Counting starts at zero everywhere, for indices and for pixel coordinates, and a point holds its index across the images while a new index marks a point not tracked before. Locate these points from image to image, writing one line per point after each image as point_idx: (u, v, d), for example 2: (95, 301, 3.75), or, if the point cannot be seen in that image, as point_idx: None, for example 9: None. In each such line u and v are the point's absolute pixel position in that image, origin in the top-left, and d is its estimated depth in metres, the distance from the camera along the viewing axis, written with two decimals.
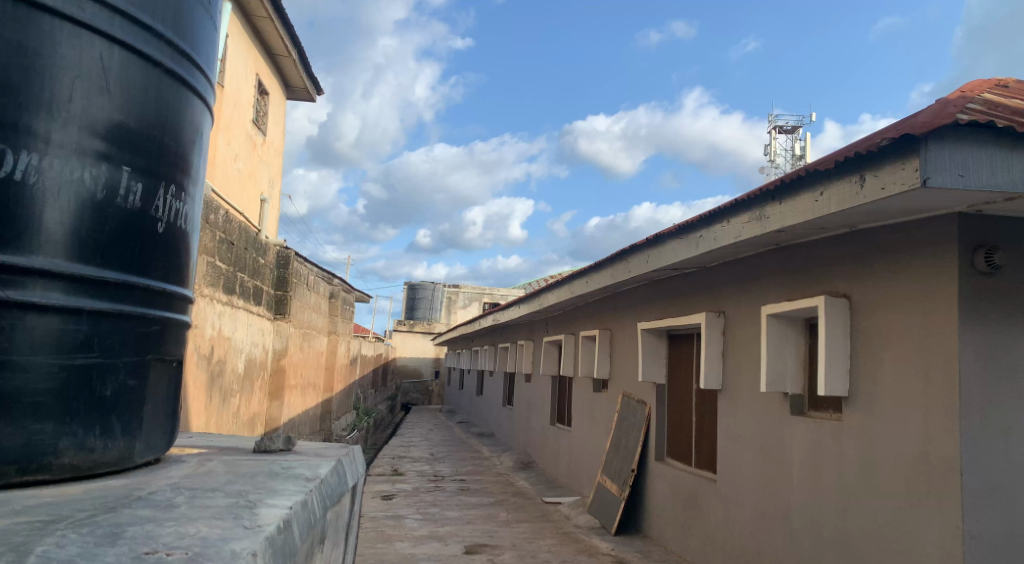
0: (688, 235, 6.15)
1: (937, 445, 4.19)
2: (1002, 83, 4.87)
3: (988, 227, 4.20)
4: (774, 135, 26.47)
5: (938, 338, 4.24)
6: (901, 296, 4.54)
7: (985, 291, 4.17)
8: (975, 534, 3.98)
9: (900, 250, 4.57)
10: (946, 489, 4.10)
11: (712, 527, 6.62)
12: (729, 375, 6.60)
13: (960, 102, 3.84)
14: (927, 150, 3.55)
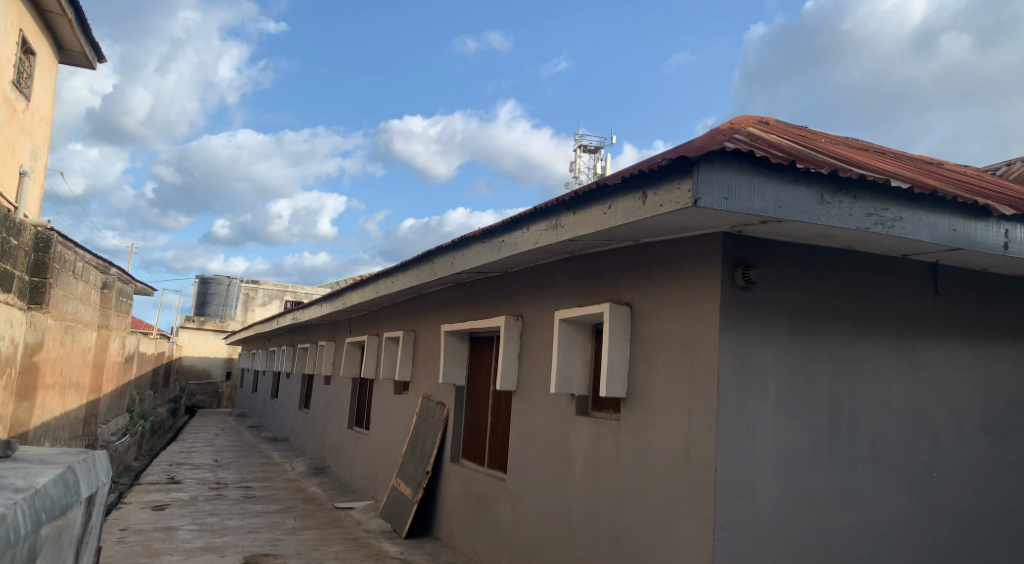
0: (490, 240, 6.22)
1: (698, 443, 4.52)
2: (765, 119, 5.41)
3: (747, 246, 4.60)
4: (579, 153, 27.78)
5: (703, 346, 4.59)
6: (675, 306, 4.86)
7: (743, 305, 4.56)
8: (725, 524, 4.34)
9: (676, 263, 4.88)
10: (702, 485, 4.44)
11: (499, 527, 6.75)
12: (522, 377, 6.76)
13: (728, 132, 4.17)
14: (698, 173, 3.82)
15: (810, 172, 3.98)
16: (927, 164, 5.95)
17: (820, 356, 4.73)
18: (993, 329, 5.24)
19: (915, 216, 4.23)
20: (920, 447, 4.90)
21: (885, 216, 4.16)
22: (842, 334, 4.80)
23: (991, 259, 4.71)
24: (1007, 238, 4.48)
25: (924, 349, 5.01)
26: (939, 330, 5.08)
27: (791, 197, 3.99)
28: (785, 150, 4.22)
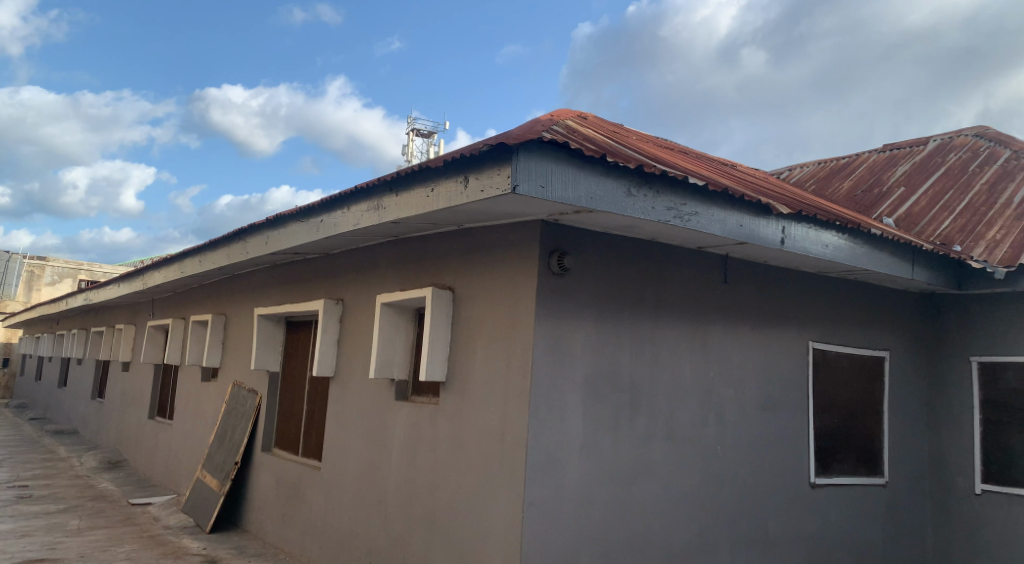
0: (308, 219, 5.96)
1: (511, 424, 4.61)
2: (583, 114, 5.59)
3: (564, 234, 4.73)
4: (412, 137, 27.42)
5: (520, 330, 4.67)
6: (494, 290, 4.91)
7: (556, 290, 4.69)
8: (534, 501, 4.46)
9: (497, 249, 4.93)
10: (514, 465, 4.54)
11: (312, 516, 6.54)
12: (341, 362, 6.57)
13: (547, 123, 4.25)
14: (518, 160, 3.86)
15: (619, 165, 4.14)
16: (723, 165, 6.42)
17: (624, 339, 4.97)
18: (776, 317, 5.74)
19: (708, 212, 4.54)
20: (710, 423, 5.30)
21: (683, 210, 4.43)
22: (644, 318, 5.06)
23: (772, 253, 5.15)
24: (785, 234, 4.91)
25: (715, 333, 5.41)
26: (730, 316, 5.50)
27: (602, 189, 4.14)
28: (598, 144, 4.37)
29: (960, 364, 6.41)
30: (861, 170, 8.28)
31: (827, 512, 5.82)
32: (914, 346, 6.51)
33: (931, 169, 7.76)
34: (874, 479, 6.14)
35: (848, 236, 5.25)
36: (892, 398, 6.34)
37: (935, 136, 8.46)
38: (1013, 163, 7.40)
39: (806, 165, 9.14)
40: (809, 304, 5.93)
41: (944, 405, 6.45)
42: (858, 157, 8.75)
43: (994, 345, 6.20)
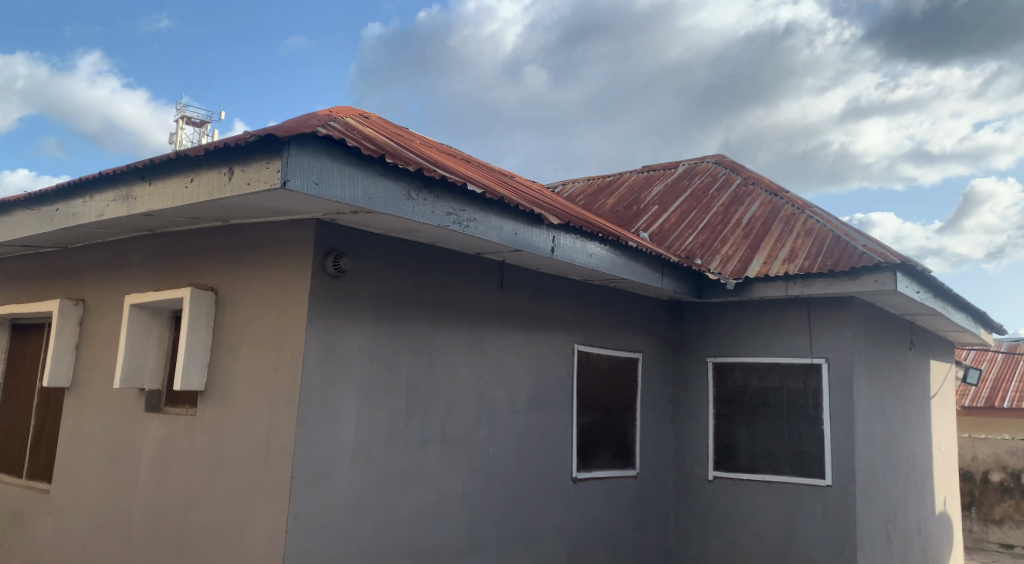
0: (40, 207, 5.23)
1: (277, 434, 4.35)
2: (363, 114, 5.45)
3: (339, 235, 4.56)
4: (181, 125, 25.35)
5: (289, 335, 4.43)
6: (261, 291, 4.62)
7: (330, 292, 4.50)
8: (299, 513, 4.24)
9: (267, 247, 4.64)
10: (278, 476, 4.28)
11: (37, 547, 5.73)
12: (79, 370, 5.83)
13: (323, 118, 4.07)
14: (289, 154, 3.65)
15: (396, 167, 4.06)
16: (498, 174, 6.58)
17: (399, 344, 4.88)
18: (545, 323, 5.97)
19: (484, 218, 4.60)
20: (481, 425, 5.37)
21: (461, 216, 4.45)
22: (421, 321, 5.02)
23: (543, 260, 5.35)
24: (554, 244, 5.12)
25: (489, 337, 5.50)
26: (503, 320, 5.62)
27: (379, 190, 4.04)
28: (376, 144, 4.27)
29: (700, 365, 7.08)
30: (622, 189, 8.91)
31: (585, 506, 6.15)
32: (662, 349, 7.09)
33: (680, 190, 8.53)
34: (627, 472, 6.58)
35: (611, 248, 5.59)
36: (644, 396, 6.84)
37: (684, 162, 9.33)
38: (744, 188, 8.34)
39: (577, 181, 9.67)
40: (575, 310, 6.23)
41: (686, 402, 7.08)
42: (620, 177, 9.41)
43: (727, 347, 6.95)
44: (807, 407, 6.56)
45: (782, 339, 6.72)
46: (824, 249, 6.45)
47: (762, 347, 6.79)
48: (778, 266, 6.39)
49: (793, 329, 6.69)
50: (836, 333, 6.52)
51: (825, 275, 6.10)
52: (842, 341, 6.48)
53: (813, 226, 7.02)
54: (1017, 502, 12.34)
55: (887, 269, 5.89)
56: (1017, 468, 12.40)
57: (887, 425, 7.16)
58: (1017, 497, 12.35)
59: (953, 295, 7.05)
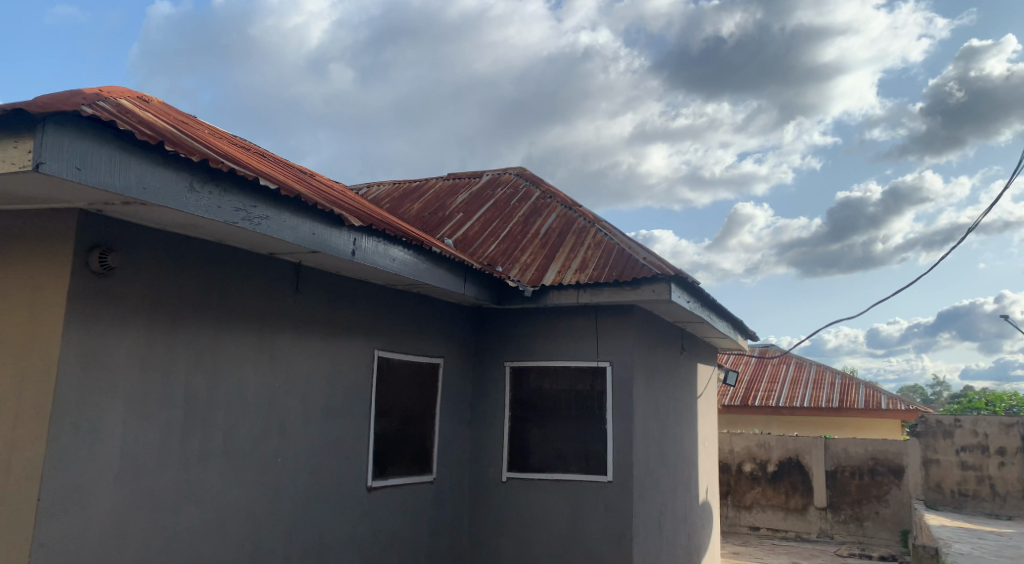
0: None
1: (21, 453, 3.78)
2: (143, 97, 4.93)
3: (107, 228, 4.06)
4: None
5: (41, 340, 3.88)
6: (10, 290, 4.00)
7: (94, 292, 4.00)
8: (45, 542, 3.71)
9: (17, 239, 4.03)
10: (22, 501, 3.72)
11: None
12: None
13: (90, 97, 3.61)
14: (44, 133, 3.19)
15: (177, 156, 3.69)
16: (298, 172, 6.24)
17: (178, 349, 4.45)
18: (343, 327, 5.72)
19: (278, 217, 4.31)
20: (270, 435, 5.04)
21: (252, 213, 4.14)
22: (204, 325, 4.61)
23: (342, 263, 5.12)
24: (355, 247, 4.91)
25: (282, 342, 5.17)
26: (298, 325, 5.31)
27: (158, 180, 3.64)
28: (155, 129, 3.86)
29: (498, 370, 7.15)
30: (427, 195, 8.83)
31: (379, 515, 5.97)
32: (462, 355, 7.07)
33: (484, 199, 8.59)
34: (424, 477, 6.49)
35: (414, 253, 5.48)
36: (444, 402, 6.78)
37: (487, 172, 9.44)
38: (543, 201, 8.55)
39: (382, 184, 9.46)
40: (375, 315, 6.04)
41: (484, 407, 7.12)
42: (426, 183, 9.33)
43: (523, 352, 7.08)
44: (594, 408, 6.85)
45: (575, 344, 6.95)
46: (612, 260, 6.77)
47: (555, 352, 6.99)
48: (570, 274, 6.62)
49: (583, 334, 6.94)
50: (620, 340, 6.84)
51: (611, 284, 6.41)
52: (624, 346, 6.82)
53: (603, 238, 7.34)
54: (763, 488, 13.77)
55: (663, 280, 6.29)
56: (764, 459, 13.82)
57: (661, 423, 7.66)
58: (763, 484, 13.76)
59: (717, 305, 7.69)
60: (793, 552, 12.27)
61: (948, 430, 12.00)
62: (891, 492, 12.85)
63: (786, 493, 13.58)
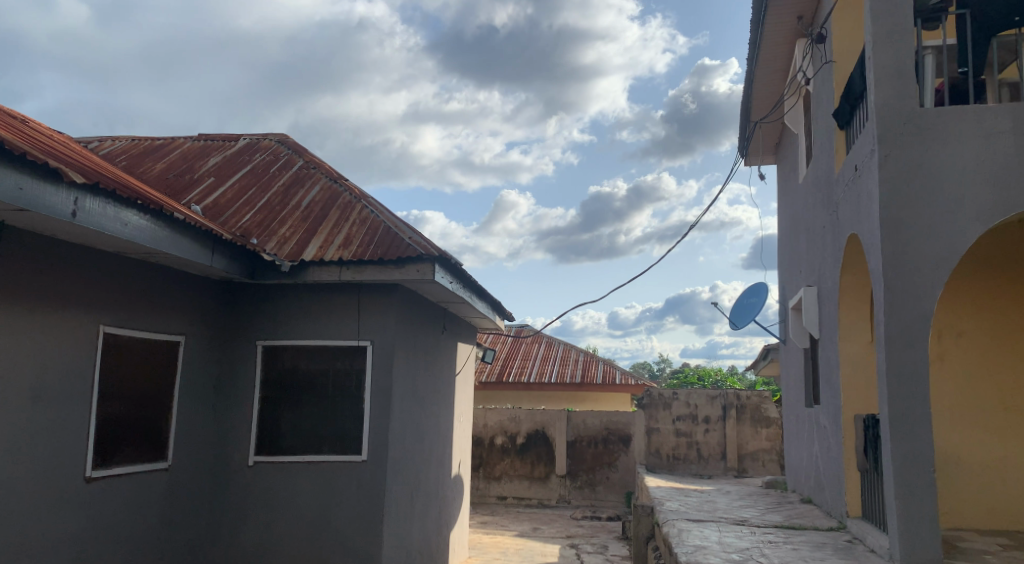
0: None
1: None
2: None
3: None
4: None
5: None
6: None
7: None
8: None
9: None
10: None
11: None
12: None
13: None
14: None
15: None
16: (7, 117, 5.45)
17: None
18: (61, 298, 5.13)
19: None
20: None
21: None
22: None
23: (62, 226, 4.58)
24: (76, 207, 4.41)
25: None
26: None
27: None
28: None
29: (248, 348, 6.80)
30: (174, 155, 8.13)
31: (101, 506, 5.45)
32: (209, 332, 6.63)
33: (239, 165, 8.09)
34: (158, 464, 6.02)
35: (152, 218, 5.02)
36: (186, 382, 6.34)
37: (245, 136, 8.88)
38: (305, 171, 8.22)
39: (120, 140, 8.55)
40: (104, 286, 5.49)
41: (231, 388, 6.74)
42: (172, 142, 8.57)
43: (276, 330, 6.81)
44: (351, 388, 6.77)
45: (333, 322, 6.81)
46: (376, 238, 6.70)
47: (311, 331, 6.80)
48: (333, 250, 6.46)
49: (342, 313, 6.82)
50: (381, 319, 6.82)
51: (375, 263, 6.36)
52: (384, 325, 6.80)
53: (367, 215, 7.23)
54: (511, 460, 14.50)
55: (427, 261, 6.37)
56: (514, 432, 14.54)
57: (418, 401, 7.76)
58: (512, 456, 14.51)
59: (478, 286, 7.92)
60: (534, 518, 13.09)
61: (667, 402, 13.41)
62: (620, 458, 14.13)
63: (531, 464, 14.40)
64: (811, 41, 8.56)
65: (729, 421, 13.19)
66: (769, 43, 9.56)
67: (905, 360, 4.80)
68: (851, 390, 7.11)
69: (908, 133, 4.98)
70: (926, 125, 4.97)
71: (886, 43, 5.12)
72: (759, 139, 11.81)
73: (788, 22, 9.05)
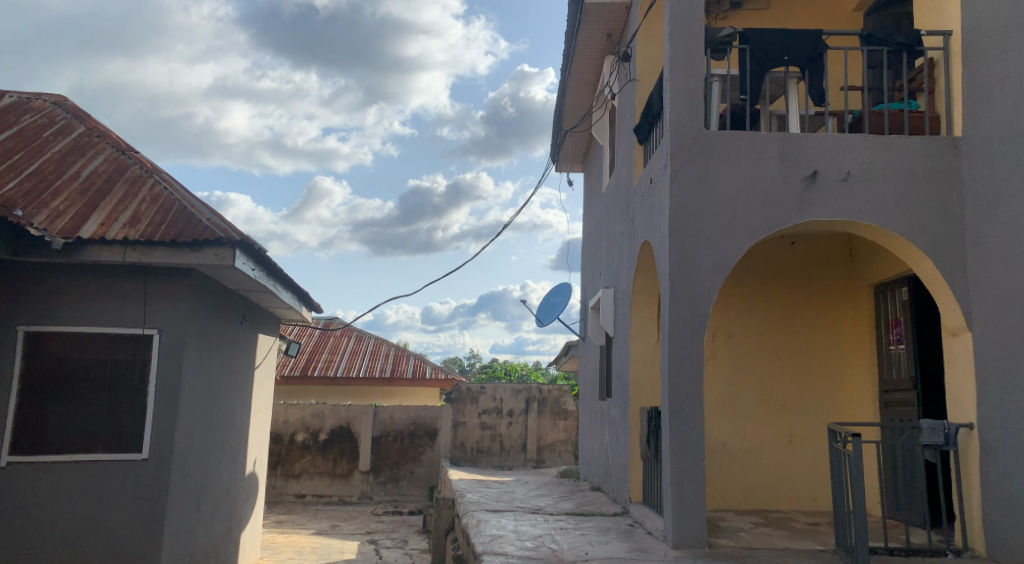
0: None
1: None
2: None
3: None
4: None
5: None
6: None
7: None
8: None
9: None
10: None
11: None
12: None
13: None
14: None
15: None
16: None
17: None
18: None
19: None
20: None
21: None
22: None
23: None
24: None
25: None
26: None
27: None
28: None
29: (7, 335, 6.11)
30: None
31: None
32: None
33: (4, 127, 7.23)
34: None
35: None
36: None
37: (11, 93, 7.84)
38: (85, 138, 7.50)
39: None
40: None
41: None
42: None
43: (45, 315, 6.20)
44: (132, 380, 6.32)
45: (115, 307, 6.33)
46: (169, 218, 6.31)
47: (87, 317, 6.27)
48: (117, 229, 6.01)
49: (126, 298, 6.36)
50: (170, 306, 6.44)
51: (166, 244, 6.01)
52: (173, 312, 6.43)
53: (159, 192, 6.76)
54: (312, 457, 14.17)
55: (227, 244, 6.11)
56: (316, 428, 14.21)
57: (210, 394, 7.39)
58: (313, 453, 14.17)
59: (282, 276, 7.69)
60: (334, 515, 12.91)
61: (474, 395, 13.79)
62: (425, 452, 14.28)
63: (334, 460, 14.17)
64: (618, 58, 9.13)
65: (531, 414, 13.75)
66: (581, 56, 10.07)
67: (683, 358, 5.29)
68: (638, 385, 7.67)
69: (695, 151, 5.48)
70: (711, 145, 5.50)
71: (680, 67, 5.59)
72: (569, 147, 12.41)
73: (598, 38, 9.58)
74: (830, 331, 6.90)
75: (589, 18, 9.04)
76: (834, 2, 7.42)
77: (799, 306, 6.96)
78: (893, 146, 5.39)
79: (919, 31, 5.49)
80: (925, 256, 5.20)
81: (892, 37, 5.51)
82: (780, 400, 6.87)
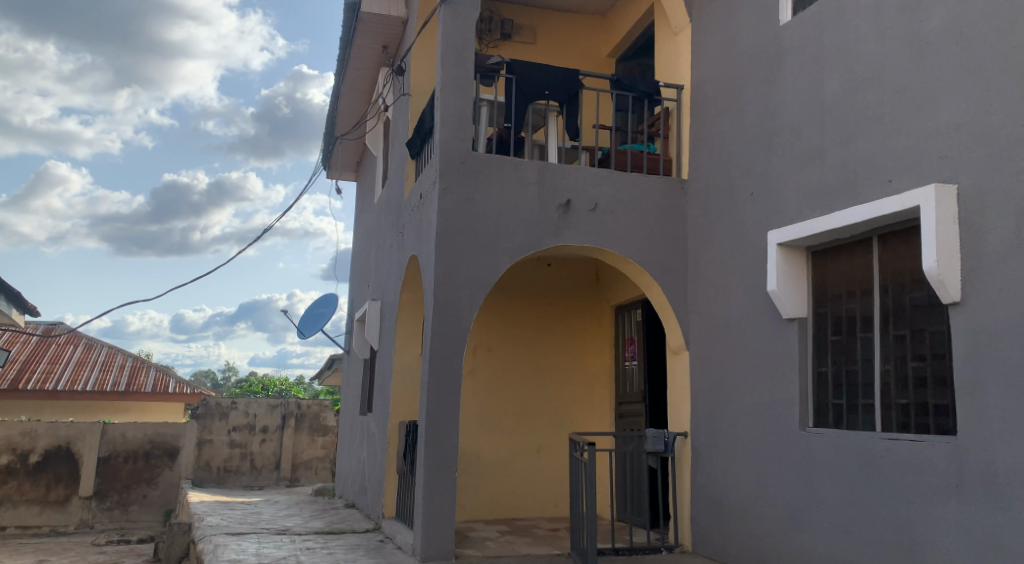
0: None
1: None
2: None
3: None
4: None
5: None
6: None
7: None
8: None
9: None
10: None
11: None
12: None
13: None
14: None
15: None
16: None
17: None
18: None
19: None
20: None
21: None
22: None
23: None
24: None
25: None
26: None
27: None
28: None
29: None
30: None
31: None
32: None
33: None
34: None
35: None
36: None
37: None
38: None
39: None
40: None
41: None
42: None
43: None
44: None
45: None
46: None
47: None
48: None
49: None
50: None
51: None
52: None
53: None
54: (18, 483, 12.48)
55: None
56: (27, 449, 12.55)
57: None
58: (20, 478, 12.49)
59: None
60: (42, 549, 11.45)
61: (223, 412, 13.03)
62: (162, 474, 13.10)
63: (46, 486, 12.62)
64: (392, 71, 9.17)
65: (287, 431, 13.27)
66: (356, 64, 9.98)
67: (438, 372, 5.40)
68: (397, 399, 7.70)
69: (461, 171, 5.65)
70: (476, 166, 5.69)
71: (450, 88, 5.75)
72: (340, 155, 12.22)
73: (373, 48, 9.57)
74: (577, 348, 7.43)
75: (365, 28, 9.01)
76: (593, 47, 8.07)
77: (551, 325, 7.42)
78: (634, 181, 5.95)
79: (659, 82, 6.14)
80: (656, 283, 5.79)
81: (636, 84, 6.11)
82: (530, 412, 7.24)
